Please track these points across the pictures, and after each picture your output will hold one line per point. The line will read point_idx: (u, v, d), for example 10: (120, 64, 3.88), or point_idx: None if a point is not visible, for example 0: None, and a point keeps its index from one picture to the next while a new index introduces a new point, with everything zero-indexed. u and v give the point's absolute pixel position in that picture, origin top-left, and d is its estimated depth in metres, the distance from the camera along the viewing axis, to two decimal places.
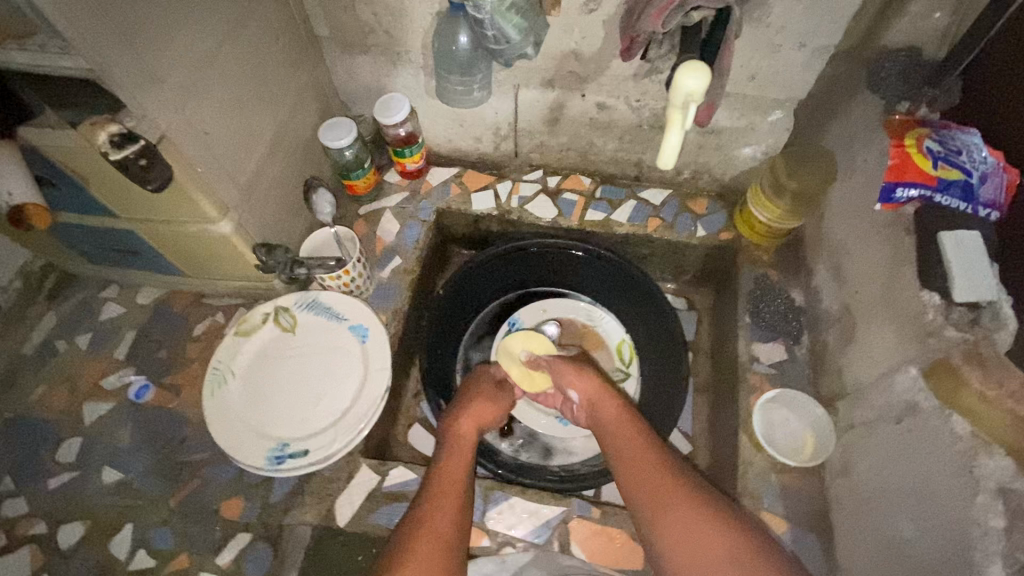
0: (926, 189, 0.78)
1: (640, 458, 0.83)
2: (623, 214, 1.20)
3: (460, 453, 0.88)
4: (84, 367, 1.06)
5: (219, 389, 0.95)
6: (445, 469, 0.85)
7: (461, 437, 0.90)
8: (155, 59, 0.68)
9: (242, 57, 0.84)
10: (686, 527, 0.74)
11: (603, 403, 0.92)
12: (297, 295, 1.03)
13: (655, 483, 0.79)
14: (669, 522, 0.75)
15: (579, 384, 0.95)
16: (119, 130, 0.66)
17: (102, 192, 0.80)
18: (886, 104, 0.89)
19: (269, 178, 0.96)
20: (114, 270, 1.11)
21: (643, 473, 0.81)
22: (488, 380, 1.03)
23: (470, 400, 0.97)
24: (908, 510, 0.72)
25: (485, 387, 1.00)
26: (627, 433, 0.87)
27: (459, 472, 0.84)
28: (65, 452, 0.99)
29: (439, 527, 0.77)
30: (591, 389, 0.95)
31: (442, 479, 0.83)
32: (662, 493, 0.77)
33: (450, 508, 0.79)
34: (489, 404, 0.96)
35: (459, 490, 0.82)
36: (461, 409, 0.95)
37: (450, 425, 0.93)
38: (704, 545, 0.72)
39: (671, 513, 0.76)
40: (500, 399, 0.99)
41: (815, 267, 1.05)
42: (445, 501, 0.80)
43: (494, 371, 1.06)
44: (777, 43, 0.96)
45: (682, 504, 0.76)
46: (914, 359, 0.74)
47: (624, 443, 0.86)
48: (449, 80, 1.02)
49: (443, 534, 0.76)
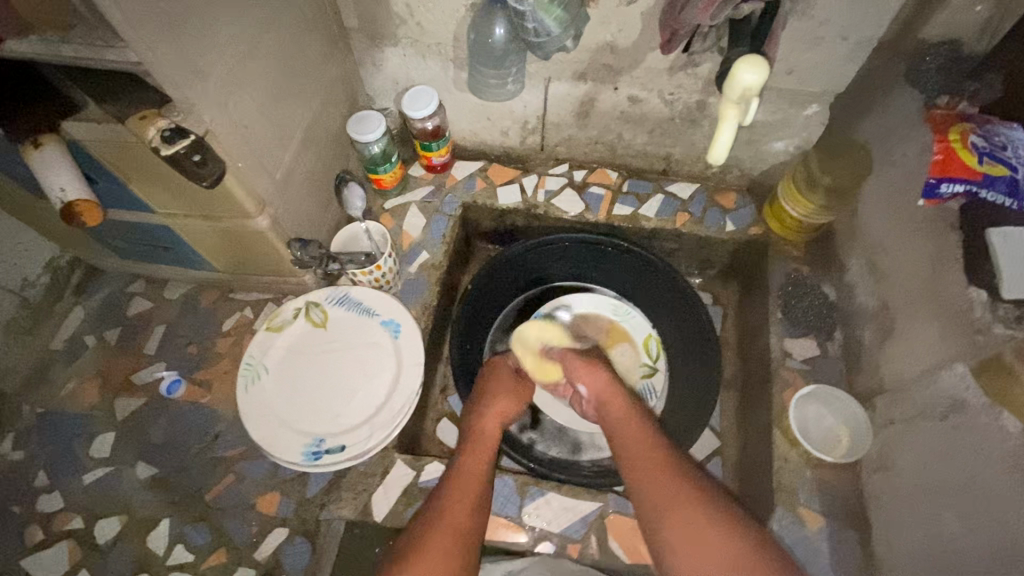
0: (972, 185, 0.75)
1: (650, 457, 0.81)
2: (651, 209, 1.19)
3: (480, 449, 0.87)
4: (113, 362, 1.06)
5: (253, 384, 0.95)
6: (464, 464, 0.84)
7: (482, 434, 0.90)
8: (202, 52, 0.67)
9: (279, 49, 0.83)
10: (691, 530, 0.72)
11: (610, 398, 0.93)
12: (328, 290, 1.03)
13: (662, 484, 0.77)
14: (675, 524, 0.73)
15: (590, 379, 0.96)
16: (167, 125, 0.65)
17: (143, 185, 0.80)
18: (928, 98, 0.87)
19: (302, 173, 0.95)
20: (142, 265, 1.11)
21: (652, 473, 0.79)
22: (506, 373, 1.02)
23: (492, 397, 0.96)
24: (952, 507, 0.72)
25: (505, 382, 1.00)
26: (638, 434, 0.86)
27: (477, 467, 0.84)
28: (98, 447, 0.99)
29: (453, 520, 0.76)
30: (600, 386, 0.95)
31: (459, 474, 0.82)
32: (671, 496, 0.76)
33: (465, 501, 0.78)
34: (511, 401, 0.96)
35: (476, 484, 0.81)
36: (484, 405, 0.95)
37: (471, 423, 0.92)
38: (709, 549, 0.70)
39: (676, 516, 0.74)
40: (522, 395, 0.99)
41: (849, 263, 1.04)
42: (460, 495, 0.79)
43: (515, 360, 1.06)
44: (818, 36, 0.94)
45: (689, 506, 0.74)
46: (960, 357, 0.74)
47: (635, 443, 0.85)
48: (484, 73, 1.05)
49: (456, 527, 0.75)
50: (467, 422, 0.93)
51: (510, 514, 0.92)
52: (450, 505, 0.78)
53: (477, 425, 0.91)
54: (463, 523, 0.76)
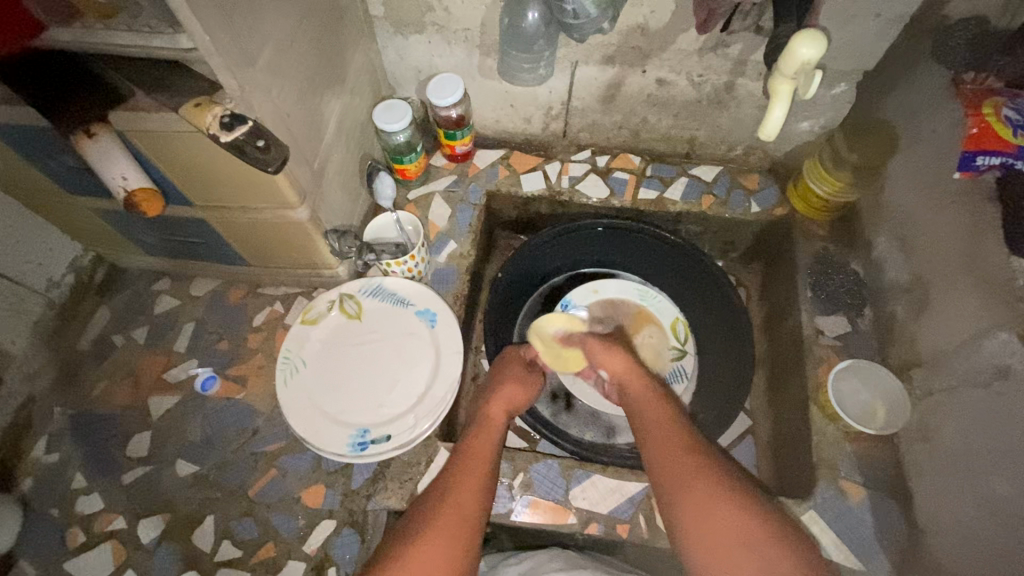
0: (1006, 157, 0.78)
1: (665, 438, 0.79)
2: (676, 192, 1.20)
3: (488, 431, 0.85)
4: (144, 362, 1.05)
5: (292, 378, 0.94)
6: (473, 444, 0.82)
7: (491, 418, 0.88)
8: (248, 41, 0.66)
9: (310, 36, 0.82)
10: (706, 511, 0.70)
11: (630, 382, 0.92)
12: (361, 282, 1.02)
13: (677, 464, 0.76)
14: (689, 505, 0.71)
15: (610, 362, 0.96)
16: (225, 112, 0.62)
17: (187, 179, 0.79)
18: (955, 73, 0.87)
19: (334, 163, 0.95)
20: (170, 262, 1.09)
21: (669, 454, 0.77)
22: (514, 363, 1.01)
23: (500, 385, 0.95)
24: (999, 471, 0.74)
25: (513, 369, 0.99)
26: (655, 418, 0.84)
27: (487, 448, 0.82)
28: (136, 446, 0.98)
29: (461, 499, 0.74)
30: (622, 367, 0.94)
31: (469, 454, 0.81)
32: (687, 477, 0.74)
33: (475, 481, 0.77)
34: (519, 389, 0.95)
35: (486, 462, 0.79)
36: (493, 392, 0.94)
37: (478, 408, 0.91)
38: (722, 529, 0.68)
39: (693, 499, 0.71)
40: (531, 382, 0.98)
41: (876, 239, 1.06)
42: (470, 476, 0.77)
43: (523, 350, 1.06)
44: (851, 13, 0.94)
45: (706, 487, 0.72)
46: (1004, 325, 0.76)
47: (650, 427, 0.83)
48: (515, 58, 1.04)
49: (465, 505, 0.73)
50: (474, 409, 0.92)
51: (557, 498, 0.93)
52: (460, 484, 0.76)
53: (482, 411, 0.90)
54: (471, 503, 0.74)
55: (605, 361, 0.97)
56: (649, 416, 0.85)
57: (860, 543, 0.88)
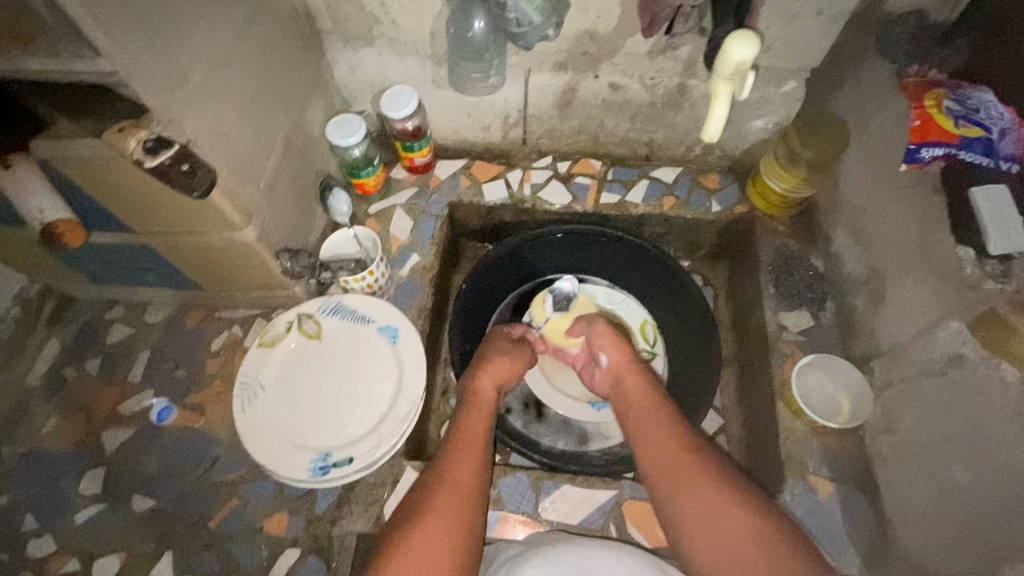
0: (950, 147, 0.79)
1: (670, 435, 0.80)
2: (637, 195, 1.20)
3: (479, 413, 0.86)
4: (97, 395, 1.02)
5: (250, 403, 0.91)
6: (466, 426, 0.83)
7: (480, 398, 0.89)
8: (179, 63, 0.65)
9: (249, 55, 0.81)
10: (711, 505, 0.71)
11: (630, 376, 0.93)
12: (320, 301, 1.00)
13: (682, 463, 0.76)
14: (692, 500, 0.73)
15: (615, 349, 0.98)
16: (149, 136, 0.62)
17: (123, 206, 0.77)
18: (900, 67, 0.90)
19: (285, 181, 0.93)
20: (120, 289, 1.06)
21: (675, 454, 0.77)
22: (501, 340, 1.02)
23: (489, 359, 0.95)
24: (959, 459, 0.74)
25: (499, 345, 1.00)
26: (651, 411, 0.85)
27: (479, 428, 0.83)
28: (89, 483, 0.95)
29: (459, 481, 0.75)
30: (620, 360, 0.96)
31: (463, 436, 0.82)
32: (693, 474, 0.74)
33: (467, 464, 0.77)
34: (508, 364, 0.96)
35: (479, 445, 0.80)
36: (480, 368, 0.93)
37: (468, 385, 0.92)
38: (725, 523, 0.69)
39: (697, 494, 0.73)
40: (518, 359, 0.98)
41: (834, 233, 1.06)
42: (463, 459, 0.78)
43: (511, 328, 1.07)
44: (794, 11, 0.95)
45: (712, 483, 0.73)
46: (955, 314, 0.77)
47: (652, 423, 0.83)
48: (466, 67, 1.05)
49: (461, 489, 0.74)
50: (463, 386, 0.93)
51: (526, 511, 0.92)
52: (453, 467, 0.77)
53: (471, 388, 0.91)
54: (466, 487, 0.75)
55: (607, 349, 0.99)
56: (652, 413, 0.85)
57: (830, 539, 0.88)
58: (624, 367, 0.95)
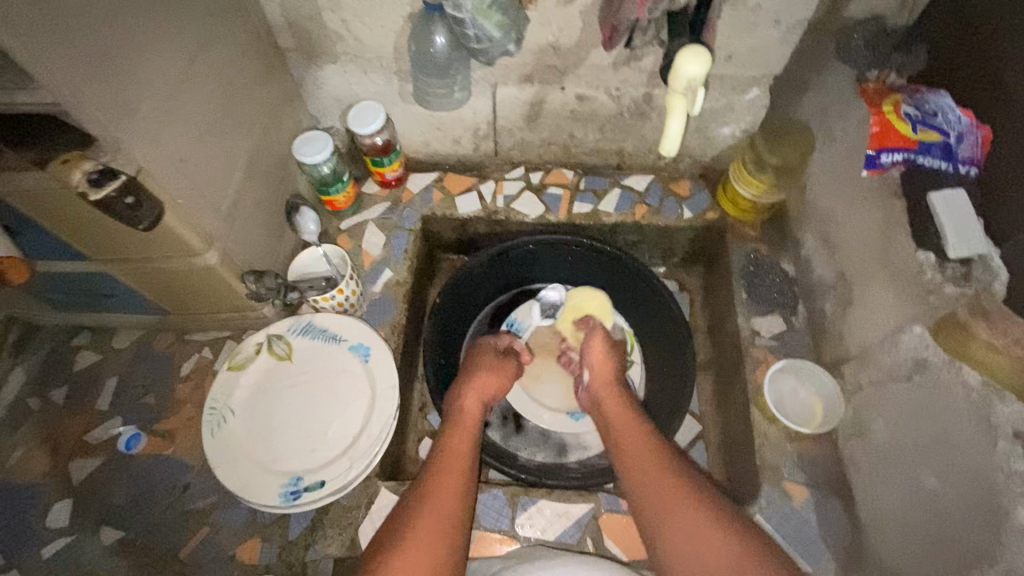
0: (909, 153, 0.81)
1: (651, 457, 0.80)
2: (610, 204, 1.19)
3: (463, 432, 0.86)
4: (64, 425, 0.99)
5: (219, 428, 0.90)
6: (449, 446, 0.83)
7: (464, 416, 0.89)
8: (128, 91, 0.65)
9: (207, 78, 0.80)
10: (691, 528, 0.70)
11: (612, 397, 0.93)
12: (290, 321, 0.99)
13: (663, 487, 0.75)
14: (677, 525, 0.71)
15: (602, 367, 0.98)
16: (94, 167, 0.64)
17: (79, 235, 0.76)
18: (858, 74, 0.93)
19: (249, 203, 0.92)
20: (87, 315, 1.04)
21: (655, 478, 0.77)
22: (487, 353, 1.02)
23: (474, 375, 0.95)
24: (926, 464, 0.75)
25: (487, 358, 1.00)
26: (633, 433, 0.85)
27: (461, 448, 0.83)
28: (56, 516, 0.93)
29: (439, 504, 0.74)
30: (603, 379, 0.97)
31: (445, 456, 0.81)
32: (673, 496, 0.74)
33: (449, 485, 0.76)
34: (494, 379, 0.96)
35: (461, 465, 0.80)
36: (465, 384, 0.94)
37: (454, 401, 0.92)
38: (705, 545, 0.69)
39: (681, 516, 0.72)
40: (506, 371, 0.99)
41: (803, 237, 1.07)
42: (447, 481, 0.77)
43: (495, 340, 1.07)
44: (753, 21, 0.96)
45: (692, 504, 0.72)
46: (917, 319, 0.77)
47: (634, 445, 0.83)
48: (429, 82, 1.02)
49: (442, 512, 0.73)
50: (449, 402, 0.92)
51: (502, 528, 0.91)
52: (435, 490, 0.76)
53: (454, 406, 0.91)
54: (446, 511, 0.74)
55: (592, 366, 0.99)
56: (635, 433, 0.85)
57: (806, 546, 0.88)
58: (608, 385, 0.95)
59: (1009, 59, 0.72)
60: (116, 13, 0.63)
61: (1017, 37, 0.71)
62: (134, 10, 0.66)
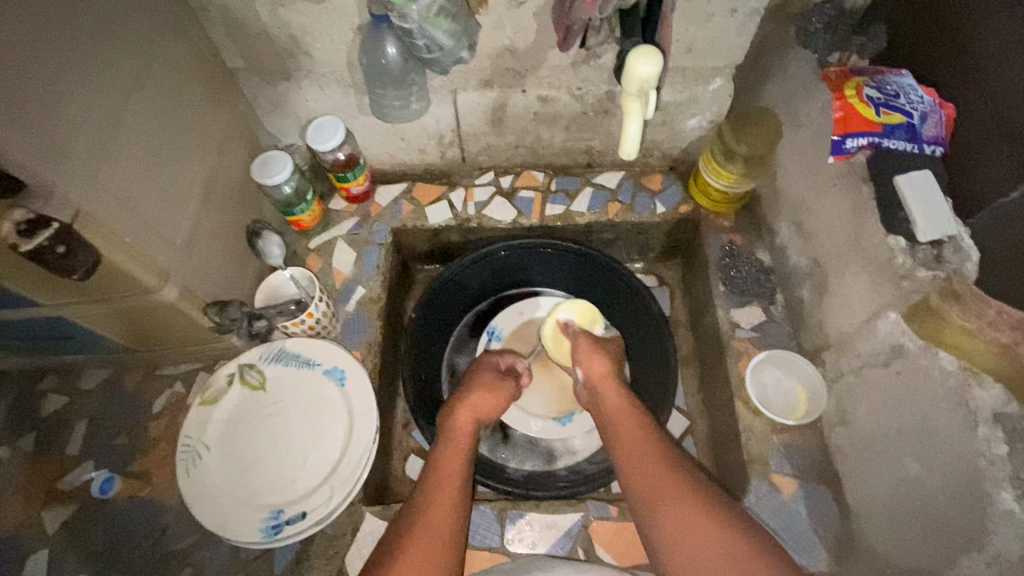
0: (873, 137, 0.79)
1: (651, 455, 0.78)
2: (582, 204, 1.18)
3: (456, 446, 0.84)
4: (34, 473, 0.96)
5: (194, 466, 0.87)
6: (444, 460, 0.81)
7: (457, 431, 0.87)
8: (55, 130, 0.62)
9: (148, 109, 0.77)
10: (686, 524, 0.69)
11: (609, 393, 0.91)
12: (262, 349, 0.96)
13: (661, 485, 0.74)
14: (670, 518, 0.70)
15: (588, 363, 0.96)
16: (25, 216, 0.60)
17: (26, 281, 0.73)
18: (821, 58, 0.90)
19: (204, 233, 0.89)
20: (51, 357, 1.01)
21: (653, 475, 0.75)
22: (488, 370, 1.01)
23: (471, 390, 0.94)
24: (910, 451, 0.74)
25: (485, 375, 0.98)
26: (631, 429, 0.83)
27: (457, 464, 0.81)
28: (31, 569, 0.89)
29: (433, 520, 0.72)
30: (602, 377, 0.93)
31: (439, 471, 0.80)
32: (668, 495, 0.72)
33: (443, 501, 0.75)
34: (490, 396, 0.93)
35: (455, 481, 0.78)
36: (461, 399, 0.92)
37: (446, 418, 0.90)
38: (701, 539, 0.67)
39: (676, 511, 0.70)
40: (502, 386, 0.96)
41: (777, 226, 1.06)
42: (438, 495, 0.76)
43: (498, 358, 1.05)
44: (709, 11, 0.94)
45: (687, 501, 0.71)
46: (892, 305, 0.76)
47: (630, 445, 0.81)
48: (385, 95, 1.02)
49: (436, 526, 0.72)
50: (444, 417, 0.91)
51: (493, 545, 0.89)
52: (428, 505, 0.75)
53: (448, 421, 0.89)
54: (442, 525, 0.72)
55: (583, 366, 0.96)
56: (634, 431, 0.83)
57: (800, 538, 0.87)
58: (602, 381, 0.92)
59: (971, 33, 0.71)
60: (40, 54, 0.60)
61: (979, 3, 0.70)
62: (59, 47, 0.63)
